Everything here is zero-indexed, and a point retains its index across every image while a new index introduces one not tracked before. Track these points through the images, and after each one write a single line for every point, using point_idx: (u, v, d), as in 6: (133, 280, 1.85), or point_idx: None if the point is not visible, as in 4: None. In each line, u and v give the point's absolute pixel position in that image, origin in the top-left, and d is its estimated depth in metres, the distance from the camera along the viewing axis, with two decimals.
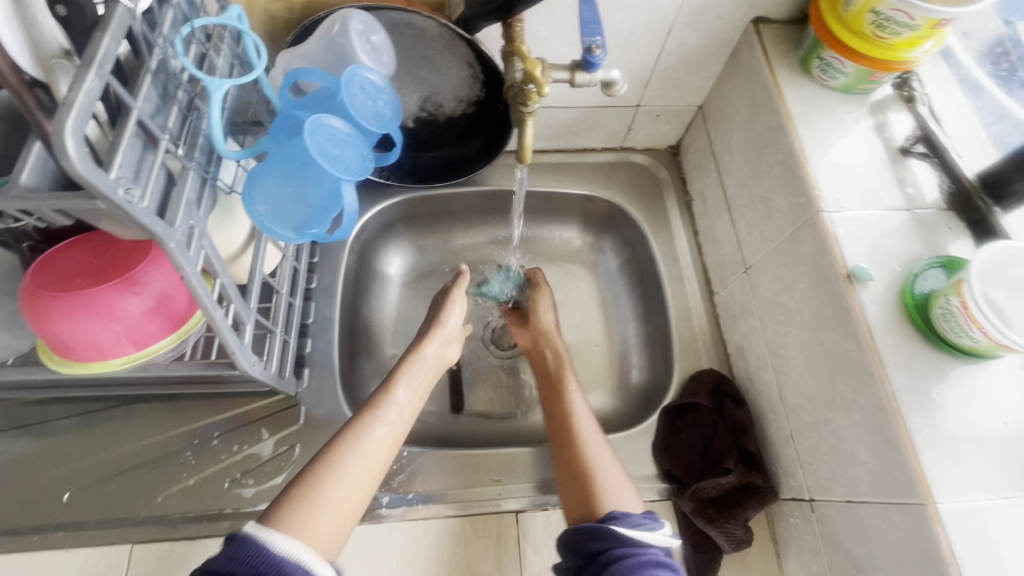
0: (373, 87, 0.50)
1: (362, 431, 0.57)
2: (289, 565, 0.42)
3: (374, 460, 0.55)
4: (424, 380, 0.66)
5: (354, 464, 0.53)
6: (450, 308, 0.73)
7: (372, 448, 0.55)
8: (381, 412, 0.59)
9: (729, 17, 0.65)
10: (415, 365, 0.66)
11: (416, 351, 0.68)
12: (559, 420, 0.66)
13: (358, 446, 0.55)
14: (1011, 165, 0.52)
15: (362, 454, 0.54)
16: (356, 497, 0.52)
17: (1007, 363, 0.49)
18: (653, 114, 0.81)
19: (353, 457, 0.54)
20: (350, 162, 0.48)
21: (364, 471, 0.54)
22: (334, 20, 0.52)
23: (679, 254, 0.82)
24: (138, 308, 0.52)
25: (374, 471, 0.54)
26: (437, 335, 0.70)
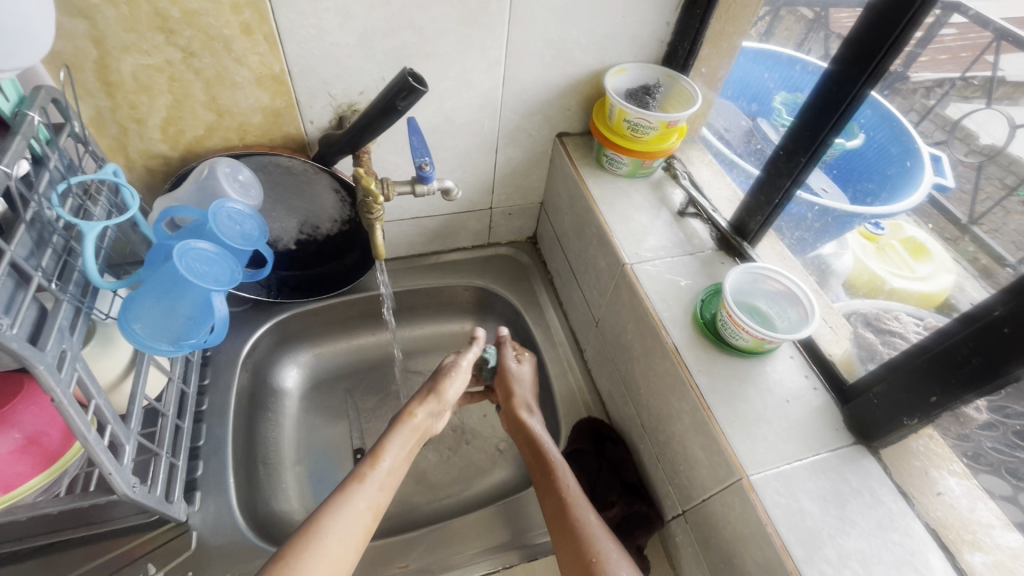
0: (240, 214, 0.60)
1: (348, 500, 0.60)
2: None
3: (356, 531, 0.58)
4: (409, 449, 0.69)
5: (337, 531, 0.57)
6: (448, 379, 0.75)
7: (351, 522, 0.58)
8: (363, 485, 0.62)
9: (539, 134, 0.84)
10: (403, 437, 0.69)
11: (403, 421, 0.70)
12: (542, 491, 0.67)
13: (341, 516, 0.58)
14: (745, 212, 0.70)
15: (345, 522, 0.58)
16: (344, 557, 0.56)
17: (782, 355, 0.62)
18: (506, 213, 0.98)
19: (337, 528, 0.57)
20: (219, 276, 0.55)
21: (348, 539, 0.57)
22: (203, 167, 0.63)
23: (549, 323, 0.94)
24: (4, 449, 0.53)
25: (355, 541, 0.58)
26: (429, 408, 0.72)
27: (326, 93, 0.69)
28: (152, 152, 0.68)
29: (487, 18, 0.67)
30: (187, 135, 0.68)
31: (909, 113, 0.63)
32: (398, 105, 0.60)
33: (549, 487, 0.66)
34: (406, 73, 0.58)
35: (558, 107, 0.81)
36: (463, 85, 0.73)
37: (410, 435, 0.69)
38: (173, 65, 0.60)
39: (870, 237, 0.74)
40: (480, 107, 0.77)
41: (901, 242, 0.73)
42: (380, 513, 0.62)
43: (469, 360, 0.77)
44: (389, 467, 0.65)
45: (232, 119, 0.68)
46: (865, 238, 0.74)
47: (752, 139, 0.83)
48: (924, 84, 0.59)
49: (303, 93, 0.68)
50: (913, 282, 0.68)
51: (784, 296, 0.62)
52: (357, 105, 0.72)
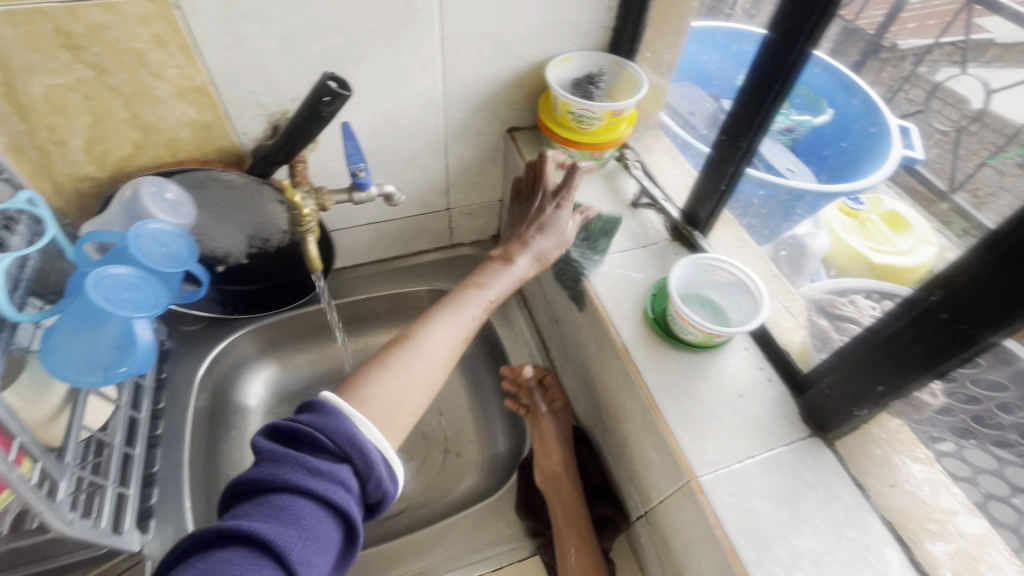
0: (165, 234, 0.57)
1: (437, 332, 0.53)
2: (374, 455, 0.43)
3: (445, 363, 0.52)
4: (512, 288, 0.60)
5: (441, 349, 0.52)
6: (557, 227, 0.62)
7: (437, 350, 0.52)
8: (456, 321, 0.55)
9: (488, 131, 0.82)
10: (509, 275, 0.59)
11: (509, 259, 0.60)
12: (565, 542, 0.63)
13: (434, 340, 0.52)
14: (695, 200, 0.68)
15: (430, 353, 0.51)
16: (436, 385, 0.51)
17: (735, 348, 0.60)
18: (466, 213, 0.95)
19: (424, 352, 0.51)
20: (141, 302, 0.53)
21: (434, 366, 0.51)
22: (127, 188, 0.61)
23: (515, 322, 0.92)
24: None
25: (440, 371, 0.52)
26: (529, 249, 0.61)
27: (255, 102, 0.66)
28: (79, 174, 0.65)
29: (415, 15, 0.64)
30: (114, 155, 0.65)
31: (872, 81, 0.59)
32: (322, 111, 0.58)
33: (577, 540, 0.63)
34: (327, 78, 0.56)
35: (504, 101, 0.78)
36: (400, 85, 0.71)
37: (512, 279, 0.60)
38: (86, 83, 0.58)
39: (852, 212, 0.70)
40: (421, 107, 0.74)
41: (882, 216, 0.67)
42: (471, 341, 0.56)
43: (575, 225, 0.64)
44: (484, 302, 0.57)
45: (159, 135, 0.66)
46: (845, 213, 0.70)
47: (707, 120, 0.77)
48: (913, 50, 0.54)
49: (230, 102, 0.66)
50: (888, 256, 0.63)
51: (733, 285, 0.60)
52: (289, 113, 0.69)
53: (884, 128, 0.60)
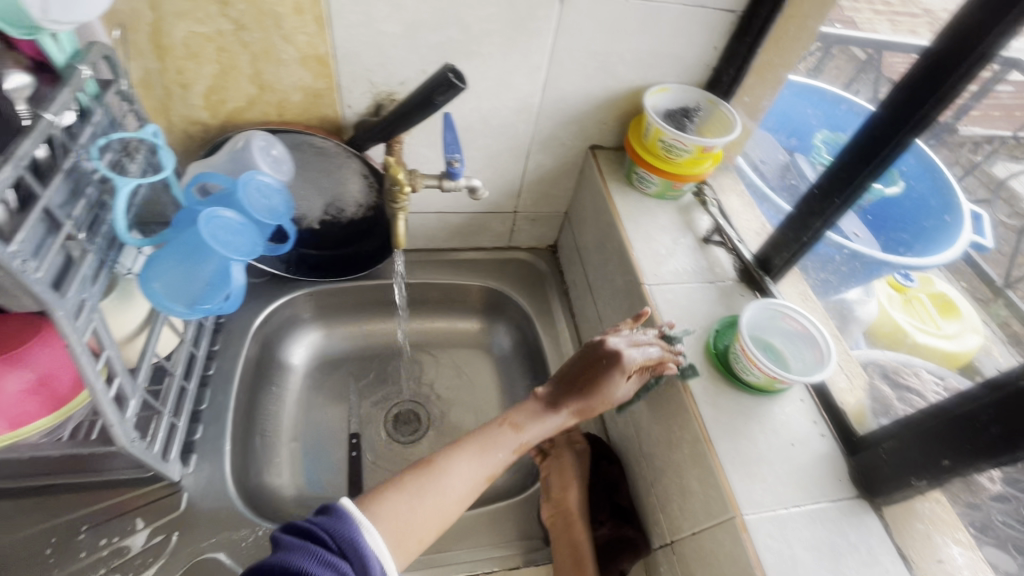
0: (269, 187, 0.61)
1: (464, 462, 0.57)
2: (373, 565, 0.47)
3: (467, 494, 0.56)
4: (546, 434, 0.62)
5: (462, 484, 0.56)
6: (615, 384, 0.61)
7: (458, 483, 0.56)
8: (485, 461, 0.58)
9: (572, 144, 0.84)
10: (542, 424, 0.61)
11: (553, 397, 0.63)
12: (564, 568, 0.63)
13: (461, 471, 0.56)
14: (772, 247, 0.69)
15: (451, 483, 0.55)
16: (450, 517, 0.55)
17: (791, 397, 0.60)
18: (530, 219, 0.97)
19: (446, 482, 0.55)
20: (240, 246, 0.56)
21: (453, 498, 0.55)
22: (239, 137, 0.64)
23: (559, 333, 0.93)
24: (17, 386, 0.55)
25: (458, 505, 0.55)
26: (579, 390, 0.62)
27: (367, 80, 0.70)
28: (193, 118, 0.69)
29: (534, 24, 0.67)
30: (228, 106, 0.69)
31: (954, 166, 0.59)
32: (435, 99, 0.61)
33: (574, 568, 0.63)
34: (447, 69, 0.59)
35: (594, 119, 0.80)
36: (502, 86, 0.73)
37: (555, 423, 0.62)
38: (223, 36, 0.62)
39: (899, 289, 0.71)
40: (516, 111, 0.77)
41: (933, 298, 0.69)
42: (493, 480, 0.59)
43: (640, 379, 0.61)
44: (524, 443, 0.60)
45: (273, 95, 0.69)
46: (893, 287, 0.71)
47: (788, 175, 0.80)
48: (975, 138, 0.57)
49: (344, 76, 0.69)
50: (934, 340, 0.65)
51: (800, 336, 0.61)
52: (395, 95, 0.72)
53: (957, 212, 0.60)
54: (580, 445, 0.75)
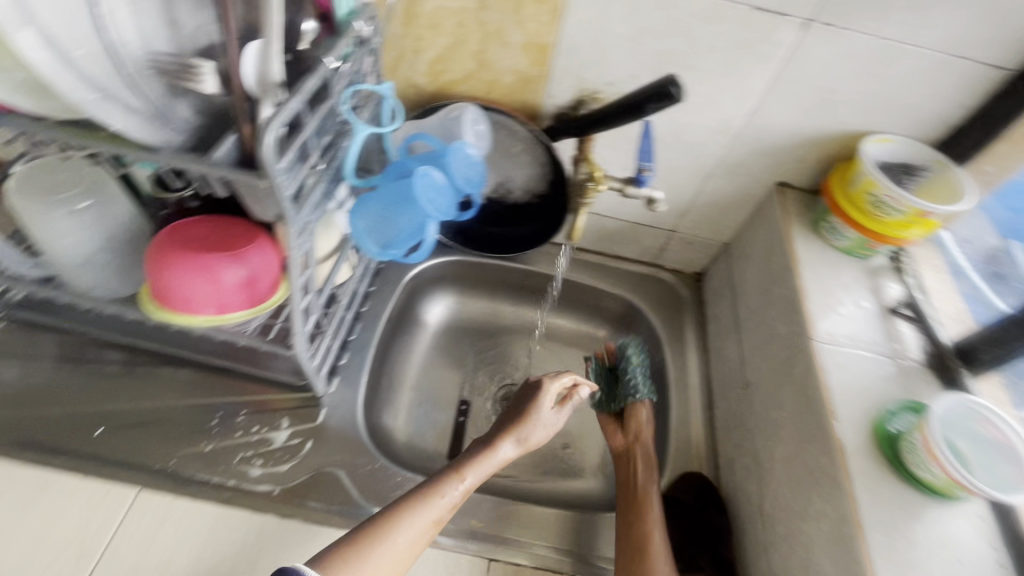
0: (471, 158, 0.65)
1: (418, 508, 0.60)
2: None
3: (422, 538, 0.59)
4: (487, 475, 0.67)
5: (415, 533, 0.58)
6: (542, 422, 0.72)
7: (414, 533, 0.58)
8: (440, 501, 0.61)
9: (759, 176, 0.80)
10: (486, 465, 0.67)
11: (492, 446, 0.68)
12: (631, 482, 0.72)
13: (414, 519, 0.59)
14: (981, 339, 0.61)
15: (407, 530, 0.58)
16: (404, 562, 0.57)
17: (967, 510, 0.53)
18: (686, 242, 0.94)
19: (402, 530, 0.57)
20: (440, 206, 0.61)
21: (408, 545, 0.57)
22: (453, 107, 0.69)
23: (688, 363, 0.90)
24: (233, 279, 0.65)
25: (416, 547, 0.58)
26: (514, 437, 0.70)
27: (577, 75, 0.71)
28: (413, 82, 0.76)
29: (764, 47, 0.64)
30: (446, 76, 0.75)
31: None
32: (647, 107, 0.62)
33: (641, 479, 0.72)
34: (667, 81, 0.59)
35: (793, 155, 0.76)
36: (707, 105, 0.71)
37: (493, 465, 0.67)
38: (466, 13, 0.67)
39: None
40: (712, 132, 0.75)
41: None
42: (442, 524, 0.62)
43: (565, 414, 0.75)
44: (468, 482, 0.64)
45: (488, 73, 0.73)
46: None
47: (994, 262, 0.71)
48: None
49: (558, 68, 0.71)
50: None
51: (994, 445, 0.54)
52: (599, 94, 0.73)
53: None
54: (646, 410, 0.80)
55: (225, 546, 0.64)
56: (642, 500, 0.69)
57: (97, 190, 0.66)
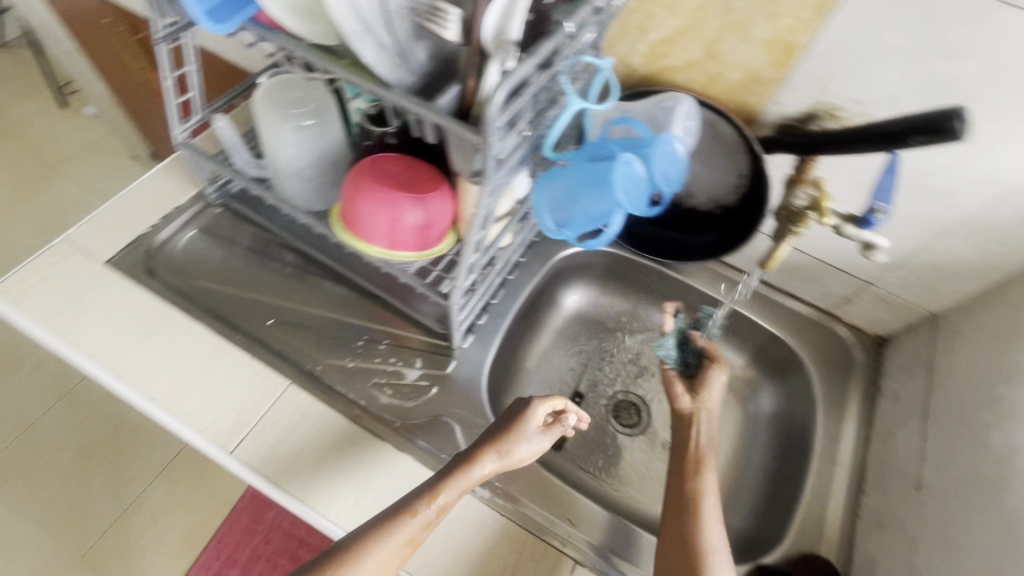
0: (675, 154, 0.60)
1: (386, 532, 0.58)
2: None
3: (393, 562, 0.58)
4: (464, 492, 0.63)
5: (382, 556, 0.57)
6: (527, 438, 0.67)
7: (381, 557, 0.57)
8: (413, 521, 0.59)
9: (1016, 248, 0.64)
10: (463, 483, 0.63)
11: (469, 463, 0.64)
12: (689, 447, 0.72)
13: (383, 543, 0.57)
14: None
15: (377, 555, 0.57)
16: None
17: None
18: (881, 299, 0.81)
19: (371, 557, 0.56)
20: (631, 199, 0.57)
21: (379, 566, 0.57)
22: (669, 96, 0.64)
23: (842, 434, 0.78)
24: (412, 221, 0.68)
25: (390, 566, 0.57)
26: (495, 454, 0.65)
27: (820, 84, 0.62)
28: (628, 61, 0.72)
29: None
30: (665, 60, 0.70)
31: None
32: (908, 138, 0.52)
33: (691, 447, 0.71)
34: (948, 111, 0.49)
35: None
36: (980, 150, 0.59)
37: (471, 482, 0.63)
38: None
39: None
40: (973, 183, 0.61)
41: None
42: (418, 543, 0.60)
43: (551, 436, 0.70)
44: (441, 500, 0.61)
45: (714, 66, 0.67)
46: None
47: None
48: None
49: (799, 73, 0.63)
50: None
51: None
52: (838, 112, 0.64)
53: None
54: (721, 375, 0.78)
55: (346, 458, 0.70)
56: (694, 468, 0.69)
57: (321, 113, 0.72)
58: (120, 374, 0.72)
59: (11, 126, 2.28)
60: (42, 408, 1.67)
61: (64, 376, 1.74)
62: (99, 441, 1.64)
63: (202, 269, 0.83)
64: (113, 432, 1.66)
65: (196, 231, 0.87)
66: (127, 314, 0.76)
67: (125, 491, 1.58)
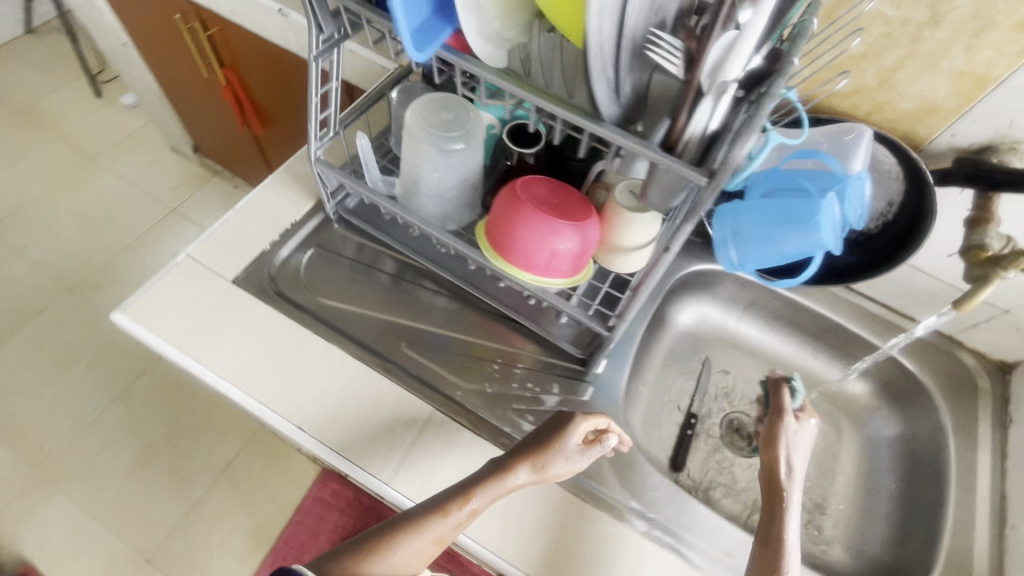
0: (859, 191, 0.59)
1: (416, 531, 0.60)
2: None
3: (421, 556, 0.60)
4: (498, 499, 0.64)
5: (407, 552, 0.59)
6: (565, 456, 0.66)
7: (401, 558, 0.58)
8: (444, 521, 0.60)
9: None
10: (495, 491, 0.63)
11: (507, 472, 0.64)
12: (771, 487, 0.68)
13: (414, 537, 0.59)
14: None
15: (405, 552, 0.58)
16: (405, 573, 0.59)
17: None
18: (1014, 326, 0.81)
19: (399, 552, 0.58)
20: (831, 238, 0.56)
21: (406, 559, 0.59)
22: (850, 127, 0.63)
23: (979, 462, 0.78)
24: (571, 250, 0.67)
25: (423, 557, 0.60)
26: (532, 465, 0.65)
27: (1006, 117, 0.61)
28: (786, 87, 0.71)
29: None
30: (828, 87, 0.69)
31: None
32: None
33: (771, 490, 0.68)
34: None
35: None
36: None
37: (505, 490, 0.64)
38: (903, 25, 0.59)
39: None
40: None
41: None
42: (446, 541, 0.61)
43: (591, 454, 0.68)
44: (471, 505, 0.62)
45: (885, 94, 0.66)
46: None
47: None
48: None
49: (984, 106, 0.61)
50: None
51: None
52: (1019, 145, 0.63)
53: None
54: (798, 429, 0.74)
55: (496, 488, 0.69)
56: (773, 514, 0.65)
57: (469, 135, 0.68)
58: (265, 401, 0.71)
59: (47, 118, 2.23)
60: (99, 410, 1.67)
61: (119, 375, 1.73)
62: (159, 442, 1.64)
63: (327, 289, 0.82)
64: (172, 433, 1.66)
65: (313, 250, 0.85)
66: (262, 337, 0.75)
67: (188, 492, 1.59)
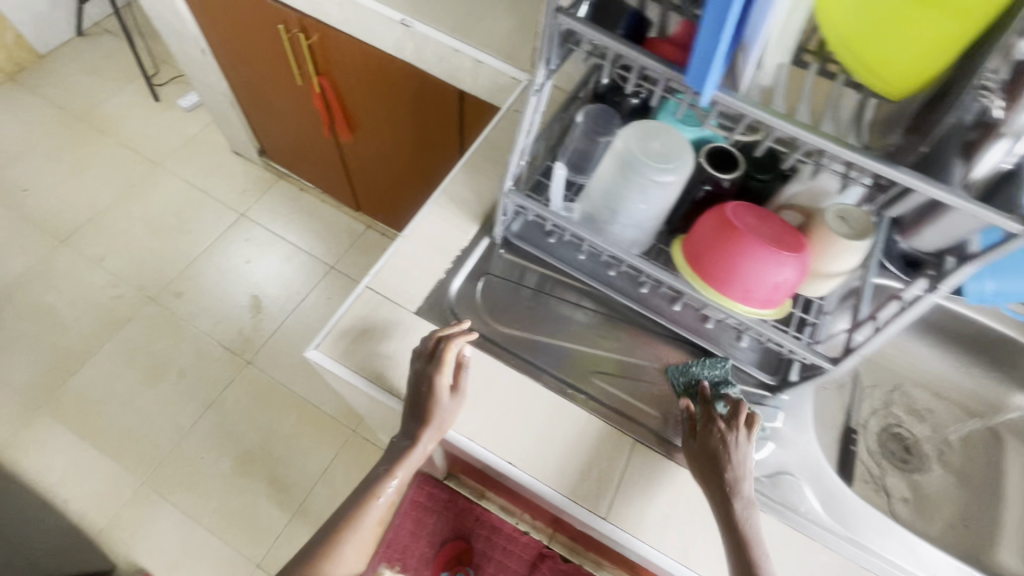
0: None
1: (360, 521, 0.70)
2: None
3: (367, 542, 0.71)
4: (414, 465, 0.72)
5: (355, 547, 0.69)
6: (445, 405, 0.70)
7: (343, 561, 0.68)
8: (378, 507, 0.71)
9: None
10: (411, 461, 0.71)
11: (410, 446, 0.70)
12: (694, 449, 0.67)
13: (359, 532, 0.69)
14: None
15: (357, 539, 0.69)
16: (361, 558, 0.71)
17: None
18: None
19: (353, 542, 0.69)
20: None
21: (363, 544, 0.70)
22: None
23: None
24: (792, 280, 0.66)
25: (366, 545, 0.71)
26: (430, 428, 0.70)
27: None
28: None
29: None
30: None
31: None
32: None
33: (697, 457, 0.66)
34: None
35: None
36: None
37: (415, 457, 0.71)
38: None
39: None
40: None
41: None
42: (385, 519, 0.72)
43: (456, 387, 0.72)
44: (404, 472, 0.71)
45: None
46: None
47: None
48: None
49: None
50: None
51: None
52: None
53: None
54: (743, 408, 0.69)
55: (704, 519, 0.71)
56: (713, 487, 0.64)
57: (681, 165, 0.66)
58: (469, 435, 0.73)
59: (106, 122, 2.21)
60: (193, 419, 1.69)
61: (210, 384, 1.75)
62: (254, 449, 1.66)
63: (506, 317, 0.82)
64: (266, 440, 1.68)
65: (483, 279, 0.84)
66: None
67: (290, 499, 1.61)
